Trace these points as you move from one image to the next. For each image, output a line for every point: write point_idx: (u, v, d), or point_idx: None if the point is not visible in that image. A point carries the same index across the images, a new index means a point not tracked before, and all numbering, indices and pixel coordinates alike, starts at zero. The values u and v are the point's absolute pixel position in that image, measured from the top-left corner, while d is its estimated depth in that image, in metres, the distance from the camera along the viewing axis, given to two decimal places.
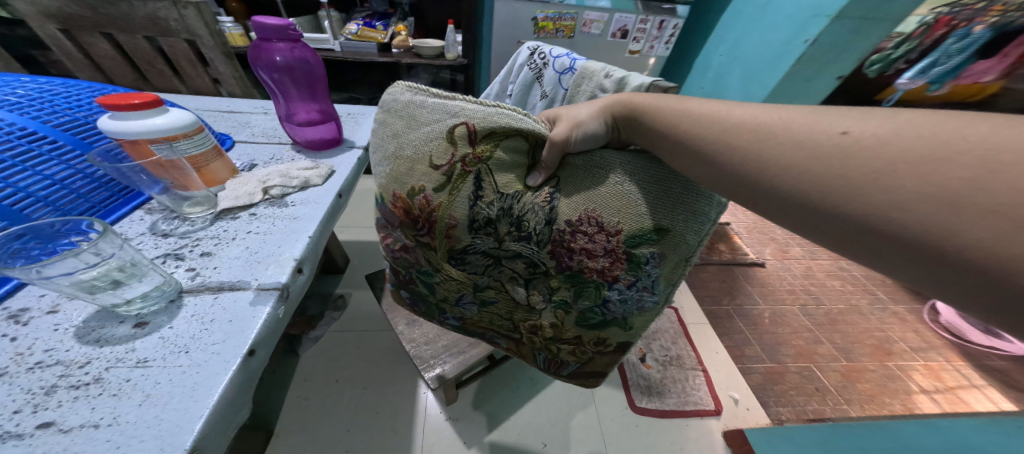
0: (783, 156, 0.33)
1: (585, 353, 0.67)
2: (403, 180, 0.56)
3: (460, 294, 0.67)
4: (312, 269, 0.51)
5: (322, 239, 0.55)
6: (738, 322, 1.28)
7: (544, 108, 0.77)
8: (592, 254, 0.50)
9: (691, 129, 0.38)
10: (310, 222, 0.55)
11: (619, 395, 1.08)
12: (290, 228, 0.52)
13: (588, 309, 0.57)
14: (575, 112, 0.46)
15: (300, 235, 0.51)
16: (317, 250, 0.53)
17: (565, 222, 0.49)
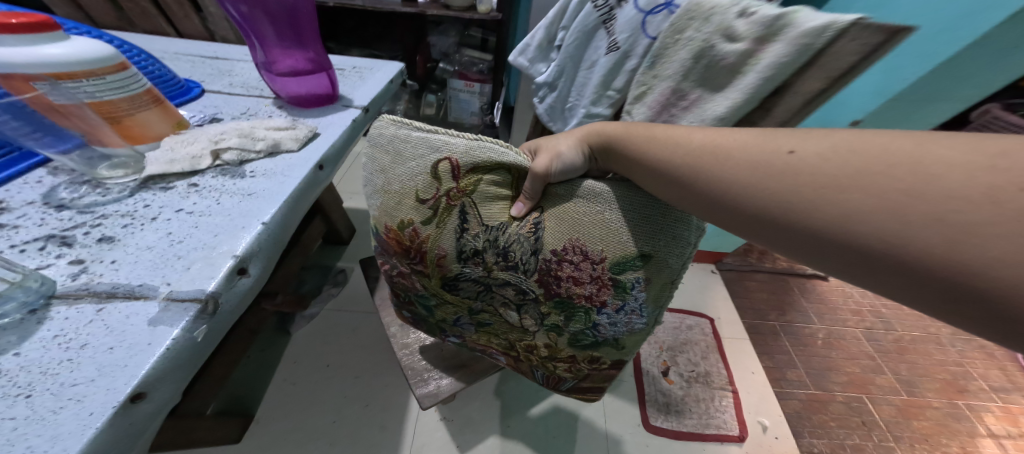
0: (738, 179, 0.30)
1: (581, 370, 0.57)
2: (392, 213, 0.48)
3: (454, 316, 0.58)
4: (266, 268, 0.38)
5: (286, 226, 0.43)
6: (784, 339, 1.10)
7: (609, 65, 0.56)
8: (579, 281, 0.45)
9: (655, 153, 0.35)
10: (268, 202, 0.42)
11: (631, 410, 0.95)
12: (239, 210, 0.40)
13: (579, 332, 0.50)
14: (552, 142, 0.42)
15: (250, 221, 0.39)
16: (276, 243, 0.40)
17: (551, 252, 0.44)
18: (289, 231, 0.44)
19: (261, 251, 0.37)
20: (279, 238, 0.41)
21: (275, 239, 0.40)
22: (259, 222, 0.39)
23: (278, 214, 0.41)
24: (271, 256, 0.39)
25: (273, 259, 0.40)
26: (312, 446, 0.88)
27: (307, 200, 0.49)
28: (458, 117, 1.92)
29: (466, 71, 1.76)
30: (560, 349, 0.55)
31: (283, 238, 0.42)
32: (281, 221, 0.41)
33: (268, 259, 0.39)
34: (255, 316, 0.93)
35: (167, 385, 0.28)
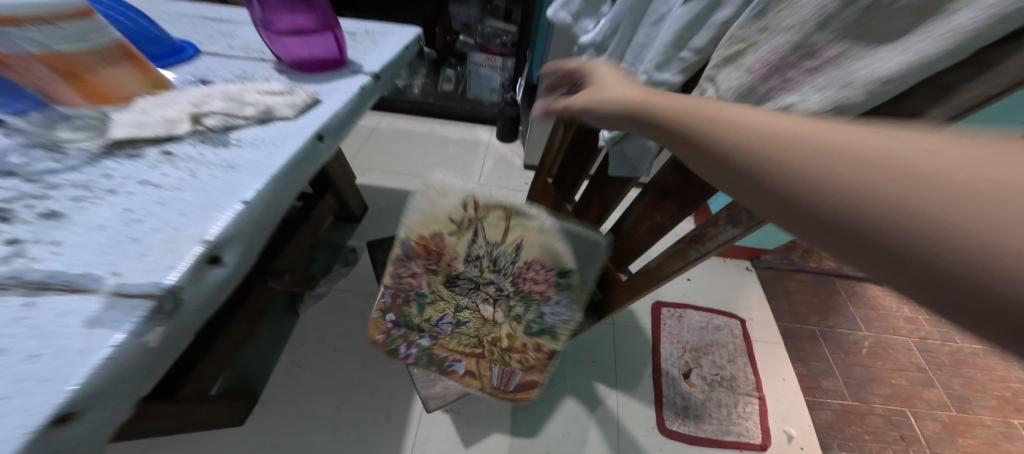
0: (732, 136, 0.23)
1: (530, 362, 0.63)
2: (432, 205, 0.60)
3: (443, 314, 0.65)
4: (247, 257, 0.33)
5: (275, 206, 0.37)
6: (824, 346, 1.01)
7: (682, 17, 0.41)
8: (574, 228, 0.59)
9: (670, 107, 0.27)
10: (252, 175, 0.36)
11: (648, 412, 0.89)
12: (216, 185, 0.34)
13: (531, 320, 0.64)
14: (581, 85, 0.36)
15: (226, 198, 0.32)
16: (260, 227, 0.34)
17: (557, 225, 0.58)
18: (278, 212, 0.38)
19: (241, 236, 0.31)
20: (265, 220, 0.35)
21: (259, 221, 0.34)
22: (239, 199, 0.32)
23: (263, 192, 0.35)
24: (254, 242, 0.34)
25: (257, 246, 0.34)
26: (315, 432, 0.86)
27: (303, 176, 0.43)
28: (477, 94, 1.85)
29: (487, 44, 1.67)
30: (517, 338, 0.65)
31: (270, 220, 0.36)
32: (267, 199, 0.35)
33: (249, 245, 0.33)
34: (262, 295, 0.89)
35: (110, 405, 0.23)
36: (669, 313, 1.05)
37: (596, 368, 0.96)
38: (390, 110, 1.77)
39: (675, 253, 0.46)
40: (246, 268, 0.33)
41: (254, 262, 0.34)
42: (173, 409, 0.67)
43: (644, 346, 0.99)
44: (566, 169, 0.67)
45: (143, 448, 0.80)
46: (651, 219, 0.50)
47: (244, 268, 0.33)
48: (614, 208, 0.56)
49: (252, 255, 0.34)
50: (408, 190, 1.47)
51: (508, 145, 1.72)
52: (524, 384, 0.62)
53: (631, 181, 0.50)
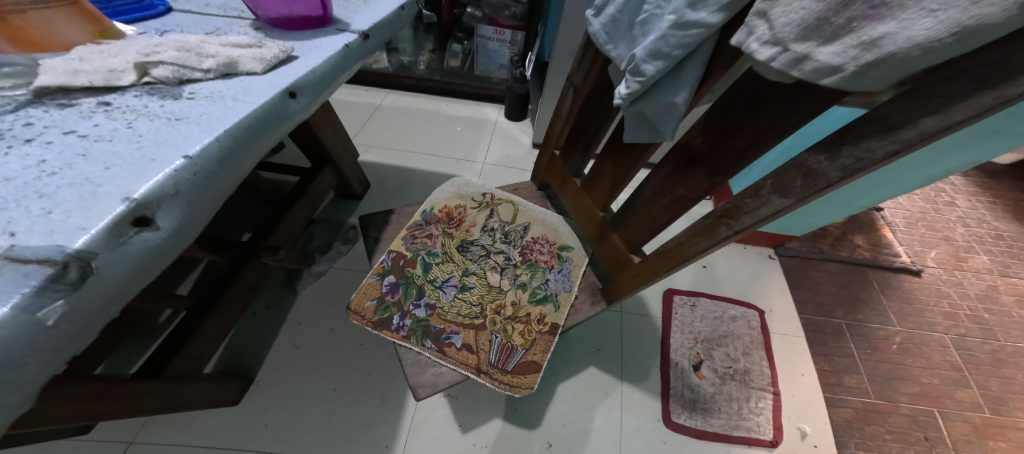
0: None
1: (532, 335, 0.53)
2: (455, 200, 0.65)
3: (449, 275, 0.57)
4: (194, 223, 0.29)
5: (233, 167, 0.33)
6: (849, 342, 0.95)
7: None
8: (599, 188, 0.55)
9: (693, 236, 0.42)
10: (202, 130, 0.32)
11: (653, 404, 0.85)
12: (155, 138, 0.30)
13: (537, 286, 0.57)
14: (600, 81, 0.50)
15: (165, 153, 0.29)
16: (213, 190, 0.31)
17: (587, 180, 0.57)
18: (238, 176, 0.34)
19: (182, 198, 0.27)
20: (219, 183, 0.31)
21: (209, 183, 0.30)
22: (180, 156, 0.29)
23: (215, 149, 0.31)
24: (203, 206, 0.30)
25: (207, 212, 0.31)
26: (309, 413, 0.84)
27: (271, 138, 0.39)
28: (485, 70, 1.77)
29: (496, 17, 1.58)
30: (522, 307, 0.55)
31: (226, 183, 0.33)
32: (220, 158, 0.31)
33: (197, 209, 0.29)
34: (256, 272, 0.86)
35: (6, 385, 0.20)
36: (681, 302, 0.99)
37: (602, 356, 0.91)
38: (396, 86, 1.70)
39: (701, 229, 0.40)
40: (194, 235, 0.30)
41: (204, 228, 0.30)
42: (161, 388, 0.65)
43: (651, 337, 0.94)
44: (573, 140, 0.60)
45: (137, 425, 0.79)
46: (673, 192, 0.43)
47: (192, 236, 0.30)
48: (629, 180, 0.49)
49: (202, 221, 0.30)
50: (411, 169, 1.41)
51: (517, 125, 1.64)
52: (524, 362, 0.51)
53: (652, 147, 0.43)
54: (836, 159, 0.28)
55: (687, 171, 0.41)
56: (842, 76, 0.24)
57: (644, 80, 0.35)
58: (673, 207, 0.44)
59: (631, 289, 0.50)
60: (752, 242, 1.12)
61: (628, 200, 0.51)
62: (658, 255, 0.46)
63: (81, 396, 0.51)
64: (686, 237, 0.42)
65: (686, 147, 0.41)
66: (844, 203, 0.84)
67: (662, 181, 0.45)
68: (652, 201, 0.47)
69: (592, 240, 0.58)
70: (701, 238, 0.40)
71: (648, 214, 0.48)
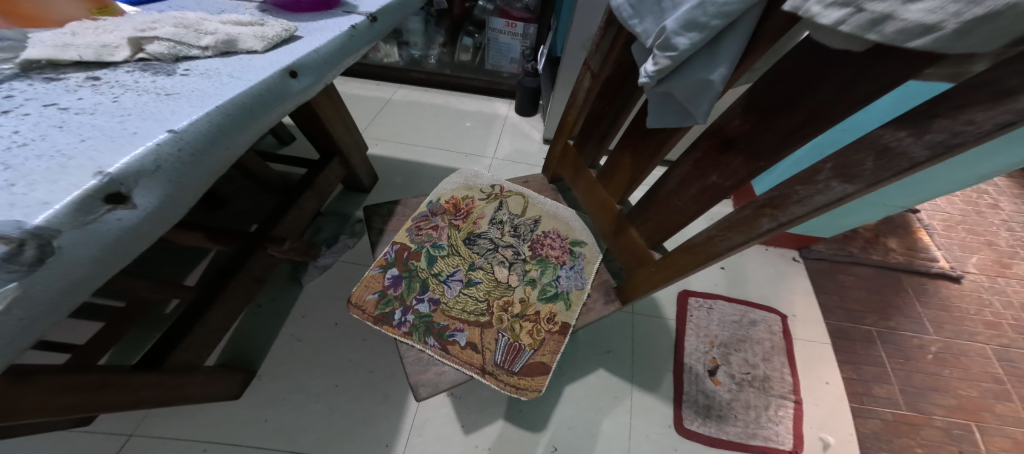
0: None
1: (541, 335, 0.50)
2: (462, 192, 0.62)
3: (454, 269, 0.54)
4: (175, 203, 0.27)
5: (223, 146, 0.31)
6: (881, 350, 0.89)
7: None
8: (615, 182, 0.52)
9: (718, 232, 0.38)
10: (192, 105, 0.29)
11: (664, 410, 0.81)
12: (141, 112, 0.28)
13: (547, 283, 0.54)
14: (620, 67, 0.47)
15: (149, 127, 0.26)
16: (199, 170, 0.28)
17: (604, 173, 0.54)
18: (229, 157, 0.32)
19: (163, 175, 0.25)
20: (206, 163, 0.29)
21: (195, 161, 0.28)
22: (164, 129, 0.26)
23: (205, 125, 0.28)
24: (186, 187, 0.28)
25: (191, 193, 0.29)
26: (309, 408, 0.82)
27: (269, 119, 0.37)
28: (496, 64, 1.73)
29: (509, 8, 1.53)
30: (531, 305, 0.52)
31: (215, 164, 0.30)
32: (210, 136, 0.29)
33: (178, 189, 0.27)
34: (261, 262, 0.85)
35: None
36: (697, 304, 0.95)
37: (612, 358, 0.88)
38: (406, 80, 1.68)
39: (737, 222, 0.36)
40: (175, 217, 0.28)
41: (187, 211, 0.28)
42: (160, 380, 0.63)
43: (665, 339, 0.90)
44: (590, 128, 0.56)
45: (139, 417, 0.79)
46: (704, 181, 0.39)
47: (174, 218, 0.28)
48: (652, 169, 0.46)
49: (185, 202, 0.28)
50: (420, 163, 1.39)
51: (527, 120, 1.60)
52: (531, 364, 0.48)
53: (682, 131, 0.40)
54: (925, 134, 0.24)
55: (721, 156, 0.37)
56: (937, 36, 0.20)
57: (676, 55, 0.32)
58: (703, 197, 0.40)
59: (652, 287, 0.46)
60: (776, 243, 1.07)
61: (650, 190, 0.48)
62: (682, 251, 0.42)
63: (75, 388, 0.49)
64: (717, 230, 0.38)
65: (721, 130, 0.37)
66: (880, 203, 0.79)
67: (691, 169, 0.41)
68: (679, 191, 0.43)
69: (608, 236, 0.54)
70: (735, 231, 0.37)
71: (673, 205, 0.44)
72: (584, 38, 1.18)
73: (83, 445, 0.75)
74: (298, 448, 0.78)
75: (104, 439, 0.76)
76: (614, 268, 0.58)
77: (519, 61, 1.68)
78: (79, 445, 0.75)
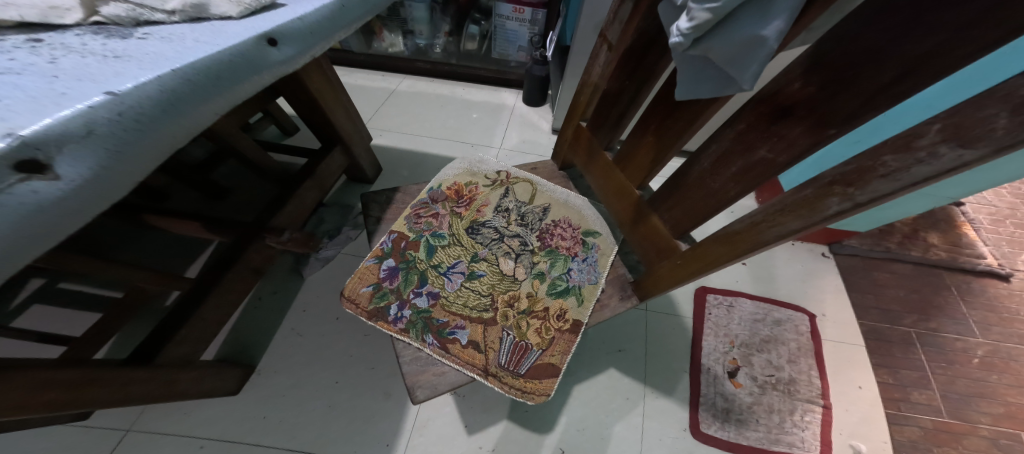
0: None
1: (551, 334, 0.46)
2: (465, 178, 0.58)
3: (456, 260, 0.50)
4: (111, 178, 0.24)
5: (175, 118, 0.27)
6: (920, 353, 0.83)
7: None
8: (636, 166, 0.47)
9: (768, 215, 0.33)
10: (142, 68, 0.26)
11: (679, 413, 0.76)
12: (78, 73, 0.24)
13: (557, 276, 0.49)
14: (643, 37, 0.42)
15: (82, 87, 0.23)
16: (143, 142, 0.25)
17: (623, 157, 0.49)
18: (184, 131, 0.29)
19: (95, 144, 0.22)
20: (152, 135, 0.26)
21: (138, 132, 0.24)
22: (101, 92, 0.23)
23: (153, 91, 0.25)
24: (126, 160, 0.24)
25: (134, 168, 0.25)
26: (309, 405, 0.80)
27: (240, 92, 0.33)
28: (503, 53, 1.68)
29: None
30: (540, 300, 0.48)
31: (165, 138, 0.27)
32: (160, 105, 0.25)
33: (115, 161, 0.24)
34: (259, 254, 0.81)
35: None
36: (716, 302, 0.90)
37: (624, 358, 0.83)
38: (412, 71, 1.63)
39: (793, 204, 0.31)
40: (112, 195, 0.25)
41: (128, 187, 0.25)
42: (154, 376, 0.60)
43: (682, 338, 0.85)
44: (607, 106, 0.51)
45: (135, 412, 0.77)
46: (749, 156, 0.34)
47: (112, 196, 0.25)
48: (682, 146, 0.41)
49: (126, 178, 0.25)
50: (426, 154, 1.35)
51: (536, 111, 1.55)
52: (540, 365, 0.44)
53: (722, 101, 0.34)
54: None
55: (773, 126, 0.32)
56: None
57: (718, 6, 0.27)
58: (747, 176, 0.35)
59: (679, 280, 0.41)
60: (804, 238, 1.01)
61: (680, 171, 0.42)
62: (719, 239, 0.37)
63: (52, 384, 0.46)
64: (764, 214, 0.33)
65: (773, 97, 0.31)
66: (929, 195, 0.74)
67: (732, 144, 0.35)
68: (716, 171, 0.38)
69: (626, 224, 0.50)
70: (789, 216, 0.31)
71: (708, 188, 0.39)
72: (595, 21, 1.10)
73: (79, 441, 0.73)
74: (298, 446, 0.75)
75: (99, 435, 0.74)
76: (631, 261, 0.53)
77: (528, 49, 1.62)
78: (75, 441, 0.73)
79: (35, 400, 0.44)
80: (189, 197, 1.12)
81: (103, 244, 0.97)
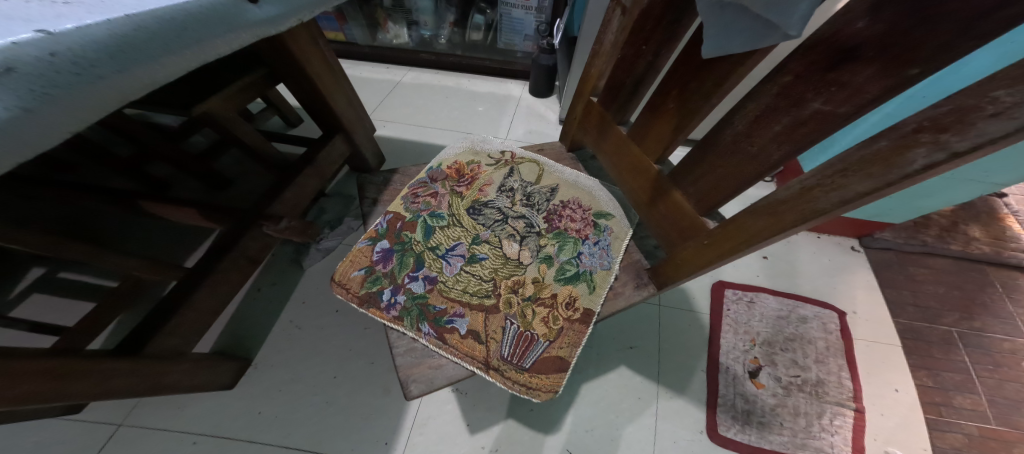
0: None
1: (559, 323, 0.41)
2: (467, 157, 0.54)
3: (455, 242, 0.46)
4: (36, 126, 0.20)
5: (128, 69, 0.24)
6: (963, 355, 0.78)
7: None
8: (656, 137, 0.44)
9: (828, 178, 0.27)
10: (92, 11, 0.22)
11: (695, 414, 0.71)
12: (13, 12, 0.20)
13: (566, 261, 0.45)
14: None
15: (9, 25, 0.19)
16: (83, 90, 0.22)
17: (640, 129, 0.46)
18: (139, 85, 0.25)
19: (18, 83, 0.19)
20: (96, 84, 0.22)
21: (77, 77, 0.21)
22: (33, 29, 0.19)
23: (100, 33, 0.21)
24: (60, 109, 0.21)
25: (70, 119, 0.22)
26: (306, 400, 0.76)
27: (213, 49, 0.30)
28: (509, 43, 1.64)
29: None
30: (547, 286, 0.43)
31: (113, 89, 0.24)
32: (108, 50, 0.22)
33: (45, 108, 0.20)
34: (257, 242, 0.75)
35: None
36: (735, 297, 0.85)
37: (635, 355, 0.79)
38: (416, 62, 1.60)
39: (859, 162, 0.25)
40: (39, 146, 0.21)
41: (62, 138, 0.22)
42: (146, 369, 0.57)
43: (698, 335, 0.80)
44: (620, 76, 0.47)
45: (129, 405, 0.74)
46: (800, 111, 0.29)
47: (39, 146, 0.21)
48: (711, 110, 0.36)
49: (60, 129, 0.22)
50: (430, 145, 1.31)
51: (543, 102, 1.50)
52: (546, 359, 0.40)
53: (761, 53, 0.30)
54: None
55: (831, 73, 0.27)
56: None
57: None
58: (794, 135, 0.30)
59: (711, 259, 0.37)
60: (831, 230, 0.95)
61: (708, 138, 0.39)
62: (758, 212, 0.32)
63: (25, 374, 0.41)
64: (820, 177, 0.28)
65: (832, 40, 0.26)
66: (973, 178, 0.69)
67: (775, 99, 0.31)
68: (754, 134, 0.33)
69: (642, 205, 0.47)
70: (854, 176, 0.26)
71: (744, 153, 0.35)
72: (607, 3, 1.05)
73: (72, 434, 0.71)
74: (296, 442, 0.72)
75: (92, 429, 0.72)
76: (648, 246, 0.49)
77: (534, 39, 1.58)
78: (69, 433, 0.71)
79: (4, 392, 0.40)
80: (191, 186, 1.10)
81: (102, 232, 0.95)
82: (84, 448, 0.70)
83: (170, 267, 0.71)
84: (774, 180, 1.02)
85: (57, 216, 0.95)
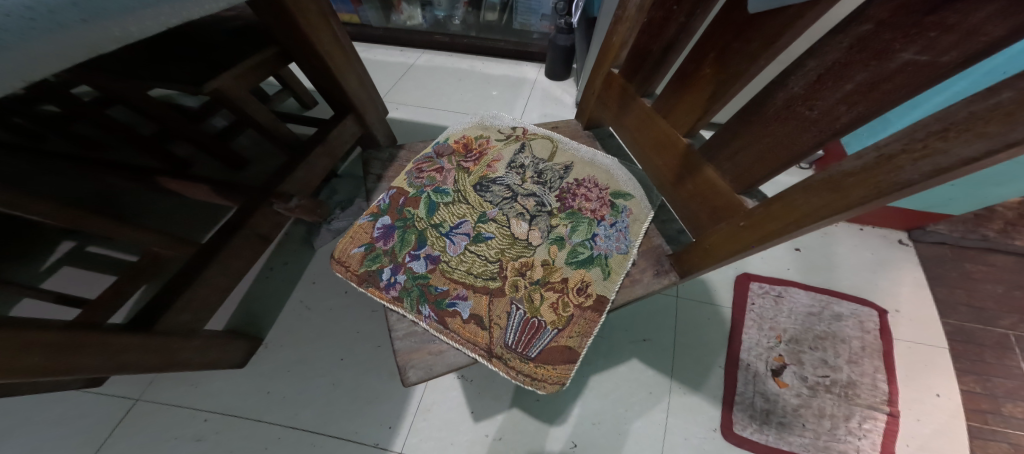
0: None
1: (569, 311, 0.38)
2: (476, 132, 0.51)
3: (460, 220, 0.43)
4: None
5: (95, 18, 0.22)
6: (1019, 361, 0.72)
7: None
8: (687, 106, 0.39)
9: (923, 142, 0.22)
10: None
11: (711, 412, 0.68)
12: None
13: (579, 243, 0.42)
14: None
15: None
16: (42, 38, 0.20)
17: (667, 99, 0.42)
18: (111, 37, 0.23)
19: None
20: (57, 32, 0.20)
21: (32, 22, 0.19)
22: None
23: None
24: (17, 55, 0.19)
25: (27, 67, 0.20)
26: (313, 381, 0.76)
27: (197, 5, 0.27)
28: (525, 23, 1.58)
29: None
30: (557, 270, 0.40)
31: (80, 39, 0.22)
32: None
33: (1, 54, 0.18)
34: (269, 220, 0.73)
35: None
36: (761, 292, 0.80)
37: (649, 348, 0.75)
38: (430, 44, 1.55)
39: (968, 119, 0.20)
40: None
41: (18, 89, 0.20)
42: (164, 343, 0.56)
43: (719, 331, 0.76)
44: (645, 42, 0.42)
45: (147, 381, 0.75)
46: (884, 64, 0.24)
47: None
48: (761, 70, 0.32)
49: (17, 77, 0.20)
50: (443, 129, 1.28)
51: (559, 84, 1.44)
52: (554, 348, 0.37)
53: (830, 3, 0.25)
54: None
55: (933, 16, 0.22)
56: None
57: None
58: (872, 94, 0.26)
59: (745, 244, 0.34)
60: (876, 222, 0.88)
61: (752, 105, 0.34)
62: (815, 187, 0.28)
63: (46, 346, 0.41)
64: (907, 141, 0.22)
65: None
66: None
67: (848, 53, 0.26)
68: (815, 96, 0.29)
69: (667, 184, 0.44)
70: (958, 138, 0.20)
71: (800, 120, 0.30)
72: None
73: (92, 407, 0.73)
74: (304, 422, 0.72)
75: (110, 403, 0.73)
76: (671, 231, 0.46)
77: (551, 18, 1.51)
78: (89, 406, 0.73)
79: (21, 364, 0.39)
80: (209, 164, 1.10)
81: (122, 208, 0.97)
82: (103, 421, 0.71)
83: (185, 243, 0.70)
84: (810, 168, 0.95)
85: (81, 192, 0.97)
